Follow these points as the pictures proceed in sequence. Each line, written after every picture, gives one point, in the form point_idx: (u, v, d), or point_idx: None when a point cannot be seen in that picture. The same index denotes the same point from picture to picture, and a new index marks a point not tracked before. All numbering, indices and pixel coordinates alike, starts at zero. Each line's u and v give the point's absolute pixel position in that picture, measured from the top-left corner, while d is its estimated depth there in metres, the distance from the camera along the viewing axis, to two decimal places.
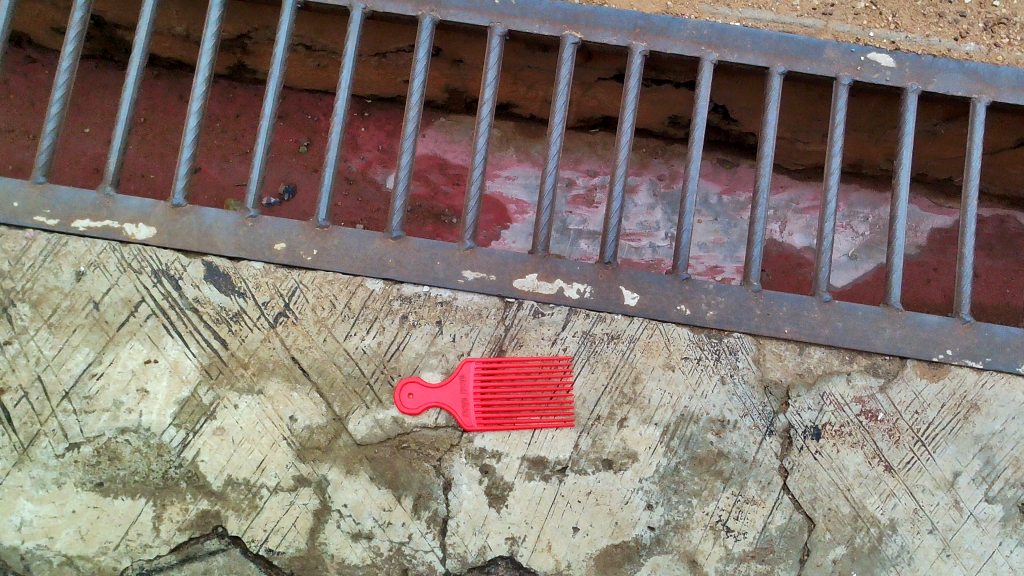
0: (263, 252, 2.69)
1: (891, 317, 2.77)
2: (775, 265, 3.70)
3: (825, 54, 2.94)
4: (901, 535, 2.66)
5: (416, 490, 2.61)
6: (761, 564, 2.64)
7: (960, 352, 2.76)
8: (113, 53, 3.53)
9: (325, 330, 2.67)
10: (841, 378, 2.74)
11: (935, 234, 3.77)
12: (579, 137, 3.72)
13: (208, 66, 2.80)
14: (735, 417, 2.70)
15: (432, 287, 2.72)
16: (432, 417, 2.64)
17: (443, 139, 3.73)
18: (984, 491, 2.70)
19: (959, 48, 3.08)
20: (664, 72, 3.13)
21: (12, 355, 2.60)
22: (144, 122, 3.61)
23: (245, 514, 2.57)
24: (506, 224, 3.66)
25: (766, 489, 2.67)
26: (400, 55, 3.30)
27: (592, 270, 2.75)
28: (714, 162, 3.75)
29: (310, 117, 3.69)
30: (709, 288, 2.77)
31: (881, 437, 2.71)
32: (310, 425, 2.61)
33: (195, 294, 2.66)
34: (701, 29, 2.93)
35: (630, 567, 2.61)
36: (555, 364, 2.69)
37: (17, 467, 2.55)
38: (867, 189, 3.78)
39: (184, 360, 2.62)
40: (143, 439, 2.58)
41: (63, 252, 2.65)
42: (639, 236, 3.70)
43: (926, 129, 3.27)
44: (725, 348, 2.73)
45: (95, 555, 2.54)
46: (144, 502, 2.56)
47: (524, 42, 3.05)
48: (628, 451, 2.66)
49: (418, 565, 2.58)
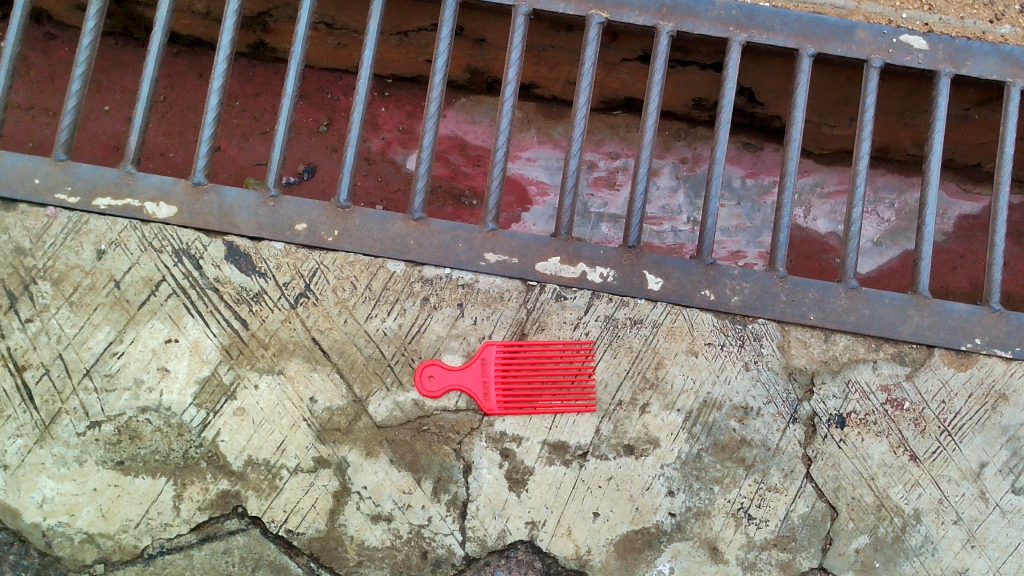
0: (284, 232, 2.68)
1: (919, 305, 2.73)
2: (798, 250, 3.65)
3: (856, 36, 2.88)
4: (926, 526, 2.63)
5: (436, 473, 2.59)
6: (783, 553, 2.61)
7: (989, 341, 2.71)
8: (133, 30, 3.50)
9: (346, 311, 2.65)
10: (867, 366, 2.70)
11: (962, 222, 3.72)
12: (601, 118, 3.67)
13: (230, 43, 2.78)
14: (758, 404, 2.66)
15: (454, 269, 2.69)
16: (453, 400, 2.62)
17: (464, 120, 3.69)
18: (1011, 482, 2.66)
19: (994, 31, 3.00)
20: (690, 53, 3.08)
21: (33, 332, 2.60)
22: (164, 101, 3.59)
23: (265, 494, 2.57)
24: (526, 206, 3.64)
25: (789, 477, 2.64)
26: (421, 34, 3.26)
27: (616, 253, 2.72)
28: (738, 146, 3.69)
29: (330, 96, 3.65)
30: (734, 273, 2.73)
31: (907, 427, 2.67)
32: (330, 407, 2.60)
33: (216, 274, 2.64)
34: (729, 9, 2.87)
35: (651, 553, 2.59)
36: (577, 348, 2.67)
37: (39, 444, 2.55)
38: (894, 174, 3.71)
39: (205, 340, 2.61)
40: (164, 418, 2.57)
41: (84, 230, 2.64)
42: (661, 220, 3.66)
43: (956, 114, 3.20)
44: (750, 335, 2.70)
45: (116, 533, 2.54)
46: (165, 481, 2.56)
47: (548, 21, 3.00)
48: (650, 436, 2.63)
49: (438, 548, 2.57)
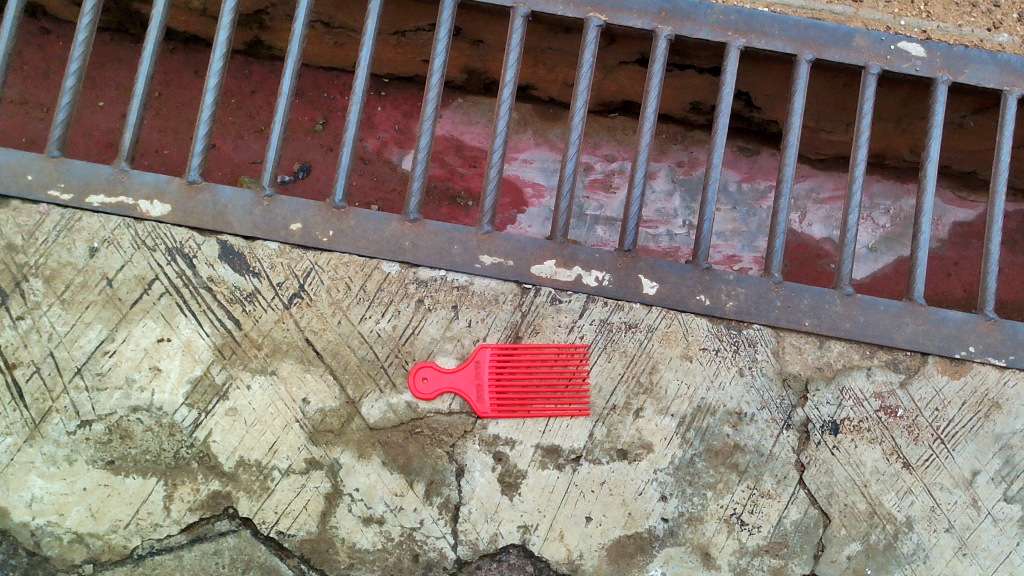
0: (279, 232, 2.66)
1: (914, 312, 2.73)
2: (794, 255, 3.65)
3: (854, 42, 2.88)
4: (918, 533, 2.63)
5: (429, 476, 2.58)
6: (776, 559, 2.61)
7: (983, 349, 2.72)
8: (128, 26, 3.48)
9: (340, 313, 2.64)
10: (861, 373, 2.70)
11: (957, 228, 3.72)
12: (598, 121, 3.66)
13: (225, 40, 2.77)
14: (752, 410, 2.66)
15: (449, 271, 2.68)
16: (447, 403, 2.62)
17: (461, 120, 3.68)
18: (1003, 490, 2.66)
19: (992, 39, 2.99)
20: (688, 57, 3.07)
21: (24, 330, 2.58)
22: (159, 97, 3.57)
23: (256, 495, 2.55)
24: (522, 208, 3.63)
25: (781, 483, 2.64)
26: (419, 34, 3.25)
27: (612, 257, 2.71)
28: (734, 150, 3.69)
29: (326, 95, 3.64)
30: (729, 278, 2.73)
31: (900, 434, 2.67)
32: (322, 408, 2.59)
33: (209, 273, 2.63)
34: (728, 14, 2.87)
35: (643, 559, 2.59)
36: (572, 351, 2.66)
37: (28, 443, 2.54)
38: (890, 180, 3.72)
39: (198, 339, 2.60)
40: (155, 418, 2.56)
41: (77, 227, 2.62)
42: (657, 224, 3.65)
43: (953, 121, 3.21)
44: (745, 340, 2.69)
45: (105, 534, 2.52)
46: (155, 481, 2.54)
47: (547, 23, 2.99)
48: (644, 441, 2.63)
49: (429, 551, 2.56)
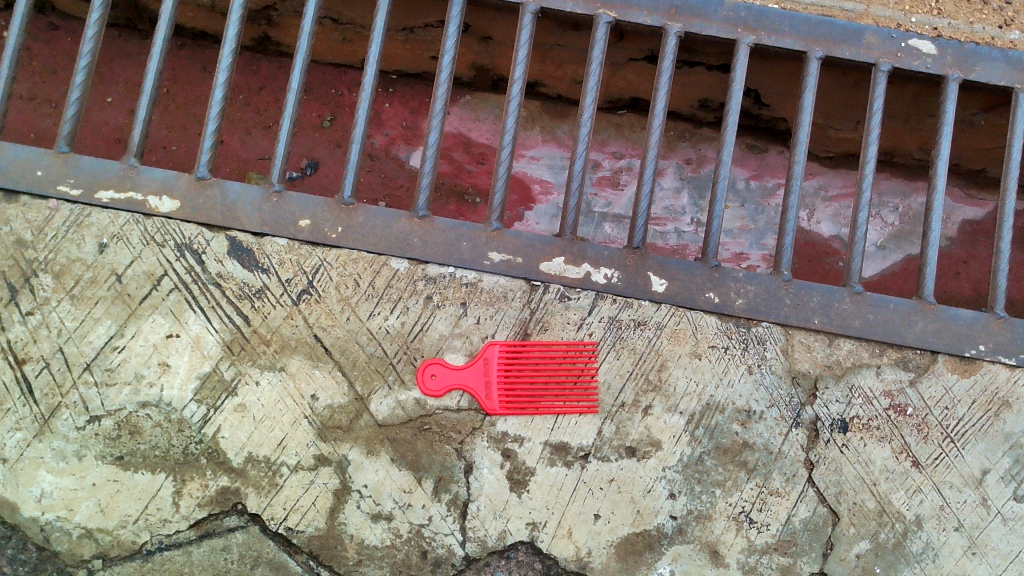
0: (288, 228, 2.66)
1: (923, 311, 2.72)
2: (802, 253, 3.63)
3: (864, 39, 2.87)
4: (927, 532, 2.62)
5: (437, 473, 2.58)
6: (784, 557, 2.60)
7: (993, 348, 2.71)
8: (137, 22, 3.48)
9: (349, 309, 2.64)
10: (870, 372, 2.69)
11: (966, 226, 3.71)
12: (606, 118, 3.65)
13: (234, 36, 2.76)
14: (761, 408, 2.65)
15: (457, 268, 2.68)
16: (455, 399, 2.61)
17: (468, 117, 3.67)
18: (1013, 489, 2.66)
19: (1003, 36, 2.97)
20: (697, 54, 3.06)
21: (34, 326, 2.58)
22: (166, 93, 3.57)
23: (264, 491, 2.55)
24: (529, 205, 3.62)
25: (790, 481, 2.63)
26: (427, 30, 3.25)
27: (620, 254, 2.71)
28: (743, 147, 3.68)
29: (334, 91, 3.64)
30: (739, 276, 2.72)
31: (910, 433, 2.66)
32: (331, 405, 2.59)
33: (218, 269, 2.63)
34: (737, 10, 2.86)
35: (651, 556, 2.58)
36: (581, 348, 2.66)
37: (38, 438, 2.54)
38: (899, 178, 3.70)
39: (207, 335, 2.60)
40: (164, 413, 2.56)
41: (86, 223, 2.62)
42: (665, 221, 3.64)
43: (963, 119, 3.19)
44: (753, 338, 2.69)
45: (114, 529, 2.53)
46: (165, 477, 2.54)
47: (556, 20, 2.98)
48: (652, 439, 2.62)
49: (438, 547, 2.56)
